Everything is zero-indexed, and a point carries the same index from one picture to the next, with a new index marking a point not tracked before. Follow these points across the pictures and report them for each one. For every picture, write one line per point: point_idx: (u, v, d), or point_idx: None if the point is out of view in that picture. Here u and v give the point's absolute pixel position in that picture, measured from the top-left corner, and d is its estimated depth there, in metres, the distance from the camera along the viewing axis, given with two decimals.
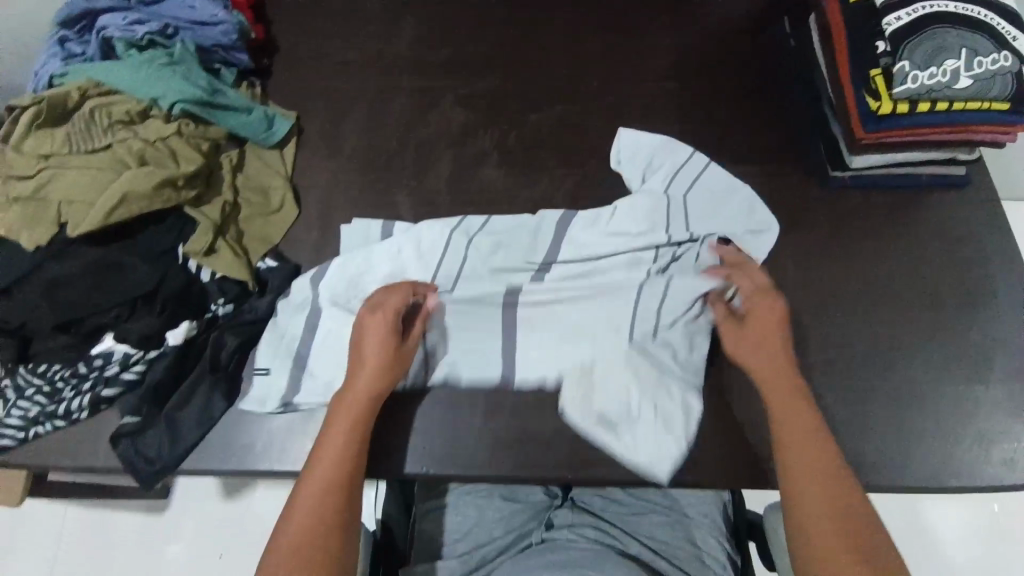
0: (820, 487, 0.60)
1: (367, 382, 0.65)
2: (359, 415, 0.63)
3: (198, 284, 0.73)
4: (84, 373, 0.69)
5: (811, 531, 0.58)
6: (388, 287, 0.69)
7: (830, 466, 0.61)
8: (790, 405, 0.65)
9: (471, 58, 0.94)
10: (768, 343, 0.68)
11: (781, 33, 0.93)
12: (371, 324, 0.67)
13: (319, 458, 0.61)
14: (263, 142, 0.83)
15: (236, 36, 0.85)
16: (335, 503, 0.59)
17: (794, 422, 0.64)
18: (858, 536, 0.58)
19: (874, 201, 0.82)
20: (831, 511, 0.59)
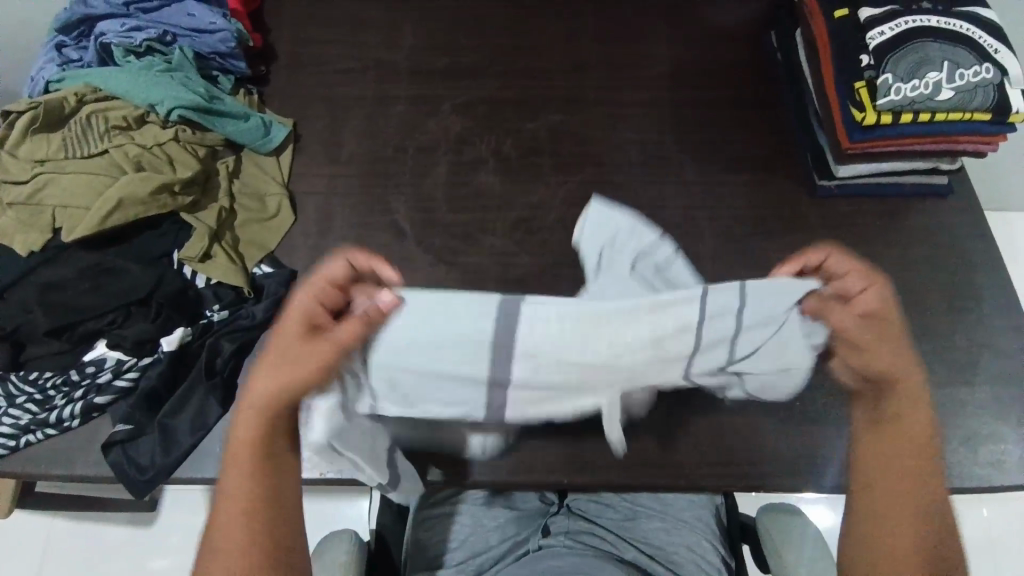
0: (908, 493, 0.62)
1: (271, 388, 0.59)
2: (259, 407, 0.59)
3: (194, 290, 0.73)
4: (77, 380, 0.69)
5: (895, 535, 0.61)
6: (315, 278, 0.58)
7: (917, 464, 0.63)
8: (905, 404, 0.63)
9: (468, 67, 0.95)
10: (860, 341, 0.61)
11: (769, 46, 0.96)
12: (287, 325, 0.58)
13: (233, 469, 0.60)
14: (259, 148, 0.83)
15: (234, 44, 0.86)
16: (248, 519, 0.58)
17: (896, 437, 0.63)
18: (932, 537, 0.61)
19: (862, 209, 0.84)
20: (913, 512, 0.61)
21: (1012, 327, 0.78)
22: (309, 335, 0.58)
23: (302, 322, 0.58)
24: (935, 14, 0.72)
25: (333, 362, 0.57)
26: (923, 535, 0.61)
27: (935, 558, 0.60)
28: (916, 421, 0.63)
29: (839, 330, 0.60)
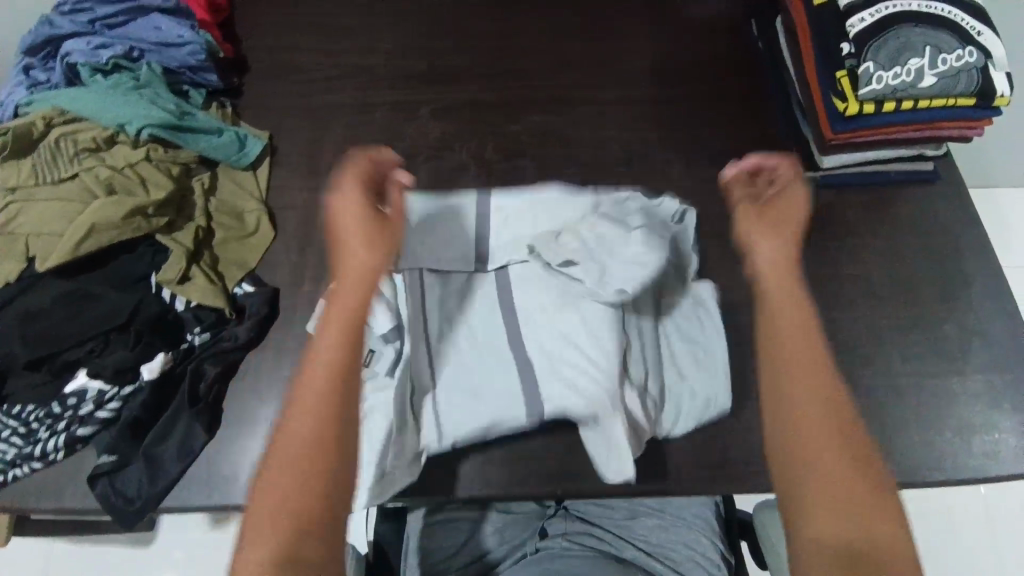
0: (823, 394, 0.55)
1: (357, 272, 0.61)
2: (346, 310, 0.58)
3: (173, 314, 0.71)
4: (59, 412, 0.67)
5: (804, 413, 0.54)
6: (350, 171, 0.68)
7: (814, 359, 0.57)
8: (787, 293, 0.62)
9: (446, 70, 0.94)
10: (773, 232, 0.67)
11: (750, 35, 0.95)
12: (336, 219, 0.65)
13: (290, 412, 0.54)
14: (235, 163, 0.81)
15: (204, 56, 0.84)
16: (306, 460, 0.51)
17: (792, 316, 0.60)
18: (850, 439, 0.53)
19: (849, 198, 0.83)
20: (823, 381, 0.56)
21: (1001, 312, 0.77)
22: (361, 232, 0.63)
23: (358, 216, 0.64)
24: None
25: (394, 240, 0.64)
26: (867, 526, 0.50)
27: (868, 468, 0.52)
28: (801, 313, 0.60)
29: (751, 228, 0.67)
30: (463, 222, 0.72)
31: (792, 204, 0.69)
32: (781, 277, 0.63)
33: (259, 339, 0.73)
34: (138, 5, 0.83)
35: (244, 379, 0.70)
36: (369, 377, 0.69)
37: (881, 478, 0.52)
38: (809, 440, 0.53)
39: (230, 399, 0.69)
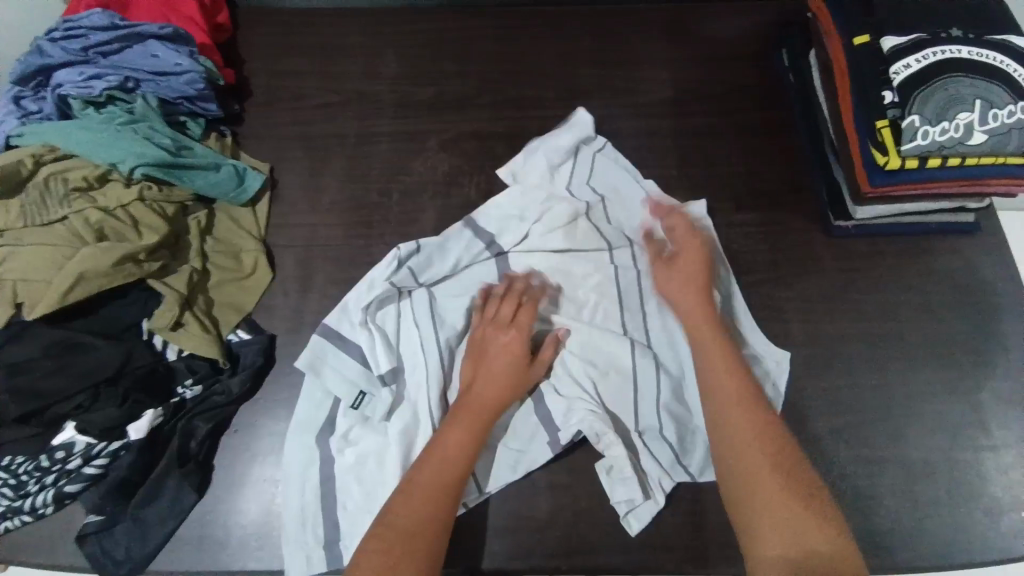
0: (749, 415, 0.59)
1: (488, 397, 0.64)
2: (478, 422, 0.62)
3: (164, 364, 0.69)
4: (47, 466, 0.64)
5: (737, 445, 0.58)
6: (512, 304, 0.69)
7: (744, 388, 0.61)
8: (705, 335, 0.65)
9: (454, 98, 0.89)
10: (686, 289, 0.69)
11: (781, 64, 0.88)
12: (497, 349, 0.67)
13: (400, 504, 0.57)
14: (233, 200, 0.78)
15: (202, 85, 0.80)
16: (413, 552, 0.53)
17: (715, 353, 0.64)
18: (782, 453, 0.57)
19: (882, 249, 0.77)
20: (753, 411, 0.60)
21: None
22: (501, 373, 0.65)
23: (478, 348, 0.67)
24: (965, 44, 0.67)
25: (520, 389, 0.66)
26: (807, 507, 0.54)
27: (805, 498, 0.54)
28: (722, 346, 0.65)
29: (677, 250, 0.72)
30: (473, 245, 0.75)
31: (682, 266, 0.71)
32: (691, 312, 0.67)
33: (253, 391, 0.70)
34: (134, 31, 0.79)
35: (236, 432, 0.69)
36: (360, 421, 0.67)
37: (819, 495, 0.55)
38: (749, 462, 0.57)
39: (222, 454, 0.68)
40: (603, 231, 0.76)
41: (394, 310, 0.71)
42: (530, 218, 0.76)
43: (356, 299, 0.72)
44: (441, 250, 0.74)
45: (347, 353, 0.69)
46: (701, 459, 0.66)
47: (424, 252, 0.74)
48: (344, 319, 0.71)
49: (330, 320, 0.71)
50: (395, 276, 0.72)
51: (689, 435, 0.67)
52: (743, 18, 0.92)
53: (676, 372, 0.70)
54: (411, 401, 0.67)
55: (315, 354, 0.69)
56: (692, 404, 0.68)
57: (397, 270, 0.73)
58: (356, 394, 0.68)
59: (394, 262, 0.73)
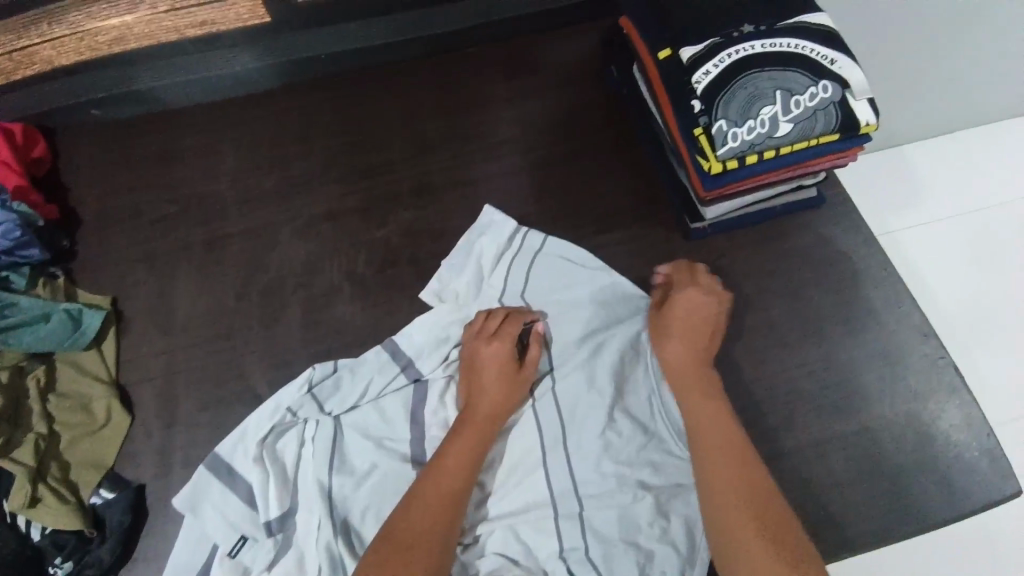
0: (727, 465, 0.58)
1: (468, 437, 0.62)
2: (480, 438, 0.63)
3: (29, 544, 0.63)
4: None
5: (723, 511, 0.55)
6: (497, 317, 0.70)
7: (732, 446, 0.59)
8: (689, 385, 0.65)
9: (302, 180, 0.85)
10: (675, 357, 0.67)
11: (612, 80, 0.89)
12: (486, 362, 0.67)
13: (415, 509, 0.57)
14: (72, 347, 0.72)
15: (18, 233, 0.75)
16: (419, 558, 0.54)
17: (698, 400, 0.63)
18: (766, 517, 0.54)
19: (741, 240, 0.79)
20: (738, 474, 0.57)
21: (912, 335, 0.74)
22: (522, 366, 0.68)
23: (487, 339, 0.68)
24: (758, 38, 0.68)
25: (516, 394, 0.66)
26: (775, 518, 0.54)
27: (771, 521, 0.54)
28: (717, 409, 0.62)
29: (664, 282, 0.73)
30: (377, 363, 0.71)
31: (686, 309, 0.69)
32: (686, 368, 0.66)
33: (129, 552, 0.65)
34: None
35: None
36: (238, 573, 0.61)
37: (800, 547, 0.52)
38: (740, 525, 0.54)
39: None
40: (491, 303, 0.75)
41: (291, 442, 0.67)
42: (433, 314, 0.74)
43: (253, 435, 0.67)
44: (348, 374, 0.71)
45: (235, 490, 0.65)
46: (611, 556, 0.61)
47: (329, 374, 0.71)
48: (238, 467, 0.66)
49: (224, 447, 0.66)
50: (300, 406, 0.69)
51: (616, 551, 0.61)
52: (573, 40, 0.93)
53: (596, 476, 0.65)
54: (297, 549, 0.62)
55: (195, 489, 0.64)
56: (615, 514, 0.63)
57: (303, 400, 0.69)
58: (236, 538, 0.63)
59: (303, 391, 0.69)
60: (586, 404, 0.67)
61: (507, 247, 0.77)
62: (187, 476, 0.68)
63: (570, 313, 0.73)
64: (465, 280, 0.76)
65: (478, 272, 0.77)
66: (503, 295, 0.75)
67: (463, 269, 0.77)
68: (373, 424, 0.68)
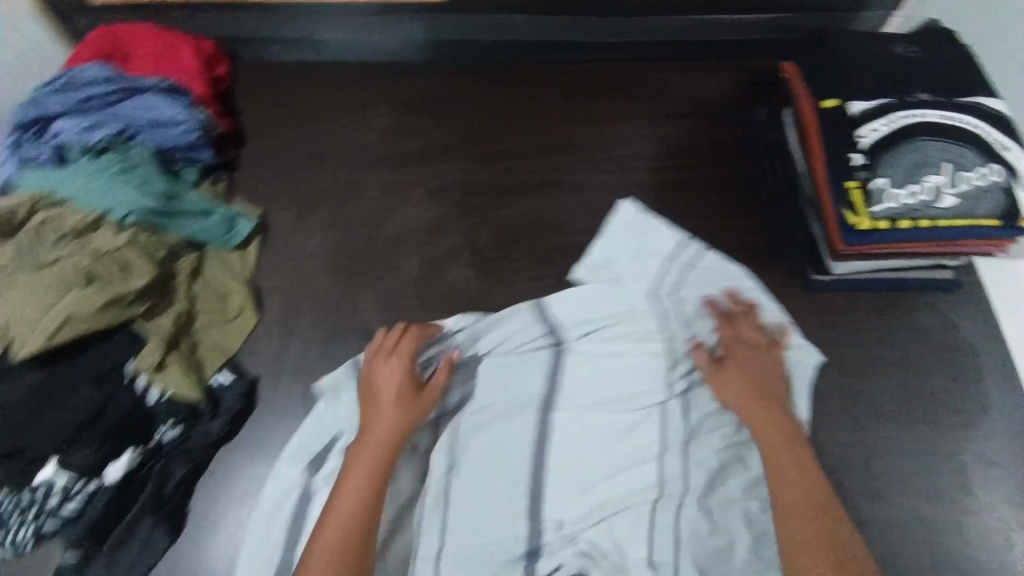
0: (795, 484, 0.59)
1: (373, 448, 0.63)
2: (381, 455, 0.63)
3: (144, 407, 0.69)
4: (24, 505, 0.64)
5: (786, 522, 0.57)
6: (394, 335, 0.72)
7: (810, 488, 0.59)
8: (758, 403, 0.66)
9: (442, 147, 0.90)
10: (739, 381, 0.68)
11: (756, 121, 0.90)
12: (384, 379, 0.69)
13: (326, 532, 0.58)
14: (223, 245, 0.81)
15: (198, 134, 0.83)
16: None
17: (768, 419, 0.65)
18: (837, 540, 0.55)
19: (858, 303, 0.78)
20: (823, 514, 0.57)
21: None
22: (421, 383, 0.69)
23: (383, 360, 0.70)
24: (933, 108, 0.69)
25: (418, 410, 0.67)
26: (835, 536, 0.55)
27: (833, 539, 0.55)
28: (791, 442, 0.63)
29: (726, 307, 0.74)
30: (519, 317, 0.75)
31: (743, 344, 0.71)
32: (759, 414, 0.65)
33: (232, 433, 0.72)
34: (132, 85, 0.82)
35: (213, 474, 0.70)
36: None
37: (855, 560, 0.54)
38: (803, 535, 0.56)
39: (197, 498, 0.69)
40: (650, 294, 0.76)
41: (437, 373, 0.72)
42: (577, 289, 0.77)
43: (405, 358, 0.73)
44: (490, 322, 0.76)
45: None
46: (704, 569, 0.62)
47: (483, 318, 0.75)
48: None
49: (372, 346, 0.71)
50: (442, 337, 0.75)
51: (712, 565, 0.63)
52: (718, 72, 0.93)
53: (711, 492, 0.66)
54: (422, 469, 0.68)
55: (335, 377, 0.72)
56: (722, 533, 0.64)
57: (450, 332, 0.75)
58: None
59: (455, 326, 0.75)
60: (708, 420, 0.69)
61: (661, 247, 0.80)
62: (292, 385, 0.75)
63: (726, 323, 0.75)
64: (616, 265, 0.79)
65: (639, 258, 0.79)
66: (649, 289, 0.77)
67: (615, 252, 0.81)
68: (504, 374, 0.73)
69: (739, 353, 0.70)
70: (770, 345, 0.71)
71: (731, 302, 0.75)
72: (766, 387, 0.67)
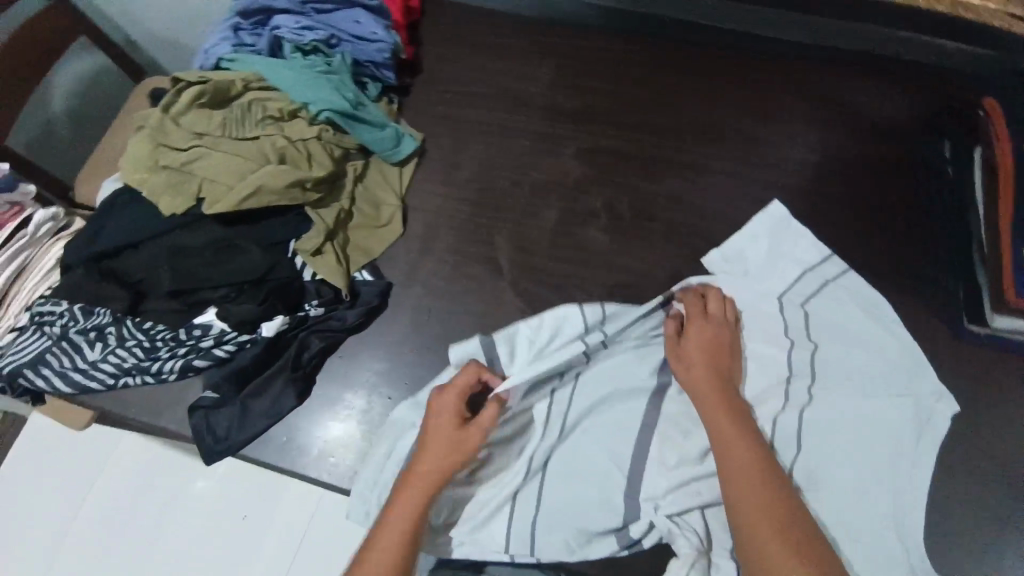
0: (752, 483, 0.58)
1: (413, 486, 0.61)
2: (416, 498, 0.61)
3: (298, 282, 0.77)
4: (183, 339, 0.74)
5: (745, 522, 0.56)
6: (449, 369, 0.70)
7: (756, 467, 0.60)
8: (713, 395, 0.66)
9: (601, 113, 0.92)
10: (694, 368, 0.69)
11: (940, 156, 0.85)
12: (432, 413, 0.66)
13: (369, 557, 0.57)
14: (388, 158, 0.86)
15: (388, 55, 0.89)
16: None
17: (716, 414, 0.65)
18: (799, 541, 0.55)
19: (1007, 362, 0.74)
20: (764, 489, 0.58)
21: None
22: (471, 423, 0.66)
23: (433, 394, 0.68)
24: None
25: (461, 451, 0.64)
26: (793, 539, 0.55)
27: (797, 542, 0.55)
28: (746, 438, 0.62)
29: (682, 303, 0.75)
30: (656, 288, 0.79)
31: (694, 335, 0.71)
32: (713, 403, 0.66)
33: (363, 326, 0.77)
34: None
35: (340, 357, 0.75)
36: None
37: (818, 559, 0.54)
38: (764, 543, 0.54)
39: (325, 373, 0.74)
40: (783, 300, 0.77)
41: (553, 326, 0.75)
42: (710, 280, 0.79)
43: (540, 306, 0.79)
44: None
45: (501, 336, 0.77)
46: None
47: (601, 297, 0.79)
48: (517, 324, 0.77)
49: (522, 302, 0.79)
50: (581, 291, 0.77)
51: None
52: (910, 92, 0.89)
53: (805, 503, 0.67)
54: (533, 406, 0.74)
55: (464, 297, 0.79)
56: None
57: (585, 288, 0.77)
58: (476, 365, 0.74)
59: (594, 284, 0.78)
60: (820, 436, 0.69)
61: (806, 256, 0.79)
62: (421, 297, 0.80)
63: (860, 348, 0.74)
64: (753, 259, 0.80)
65: (778, 259, 0.80)
66: (782, 293, 0.78)
67: (756, 245, 0.81)
68: (626, 337, 0.76)
69: (698, 345, 0.70)
70: (721, 322, 0.73)
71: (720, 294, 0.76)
72: (721, 377, 0.68)
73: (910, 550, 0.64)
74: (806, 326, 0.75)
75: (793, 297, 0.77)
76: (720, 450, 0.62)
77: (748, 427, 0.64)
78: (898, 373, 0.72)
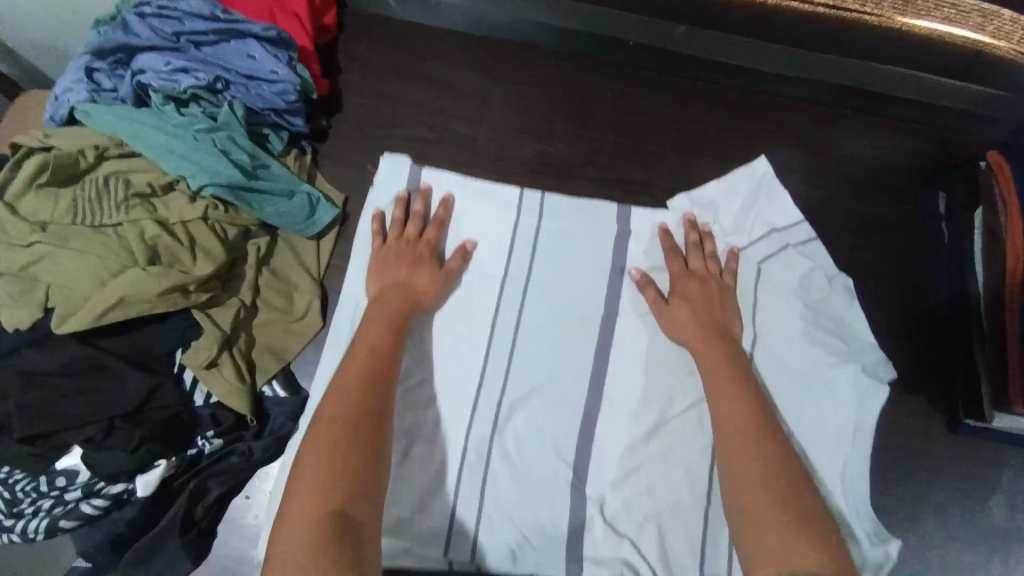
0: (749, 437, 0.57)
1: (384, 320, 0.63)
2: (394, 319, 0.63)
3: (189, 409, 0.62)
4: (46, 491, 0.59)
5: (738, 473, 0.55)
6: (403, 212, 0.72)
7: (750, 416, 0.58)
8: (711, 342, 0.64)
9: (561, 163, 0.78)
10: (690, 327, 0.66)
11: (934, 212, 0.77)
12: (394, 253, 0.69)
13: (337, 391, 0.56)
14: (300, 232, 0.71)
15: (294, 99, 0.72)
16: (355, 403, 0.55)
17: (718, 365, 0.63)
18: (787, 485, 0.54)
19: (1002, 459, 0.68)
20: (757, 437, 0.57)
21: None
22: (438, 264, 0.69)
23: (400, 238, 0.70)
24: None
25: (433, 283, 0.68)
26: (784, 477, 0.54)
27: (785, 487, 0.54)
28: (742, 388, 0.61)
29: (665, 242, 0.72)
30: (608, 224, 0.73)
31: (682, 284, 0.68)
32: (707, 343, 0.64)
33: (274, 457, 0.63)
34: (236, 27, 0.71)
35: (247, 499, 0.63)
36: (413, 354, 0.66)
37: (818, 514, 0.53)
38: (753, 491, 0.54)
39: (228, 521, 0.62)
40: (753, 240, 0.72)
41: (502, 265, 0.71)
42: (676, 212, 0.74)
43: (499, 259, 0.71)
44: (564, 242, 0.72)
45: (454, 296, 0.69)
46: None
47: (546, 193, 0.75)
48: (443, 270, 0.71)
49: (457, 198, 0.74)
50: (513, 230, 0.73)
51: None
52: (900, 129, 0.80)
53: None
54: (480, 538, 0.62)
55: (390, 171, 0.74)
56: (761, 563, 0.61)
57: (523, 229, 0.72)
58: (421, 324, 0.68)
59: (533, 224, 0.73)
60: (789, 400, 0.66)
61: (795, 327, 0.68)
62: None
63: (843, 407, 0.66)
64: (735, 208, 0.74)
65: (751, 208, 0.74)
66: (743, 250, 0.72)
67: (733, 199, 0.74)
68: (579, 442, 0.64)
69: (686, 286, 0.68)
70: (713, 280, 0.69)
71: (687, 232, 0.72)
72: (719, 323, 0.66)
73: (858, 517, 0.62)
74: (768, 273, 0.71)
75: (770, 301, 0.70)
76: (716, 392, 0.61)
77: (744, 372, 0.62)
78: (878, 473, 0.66)
